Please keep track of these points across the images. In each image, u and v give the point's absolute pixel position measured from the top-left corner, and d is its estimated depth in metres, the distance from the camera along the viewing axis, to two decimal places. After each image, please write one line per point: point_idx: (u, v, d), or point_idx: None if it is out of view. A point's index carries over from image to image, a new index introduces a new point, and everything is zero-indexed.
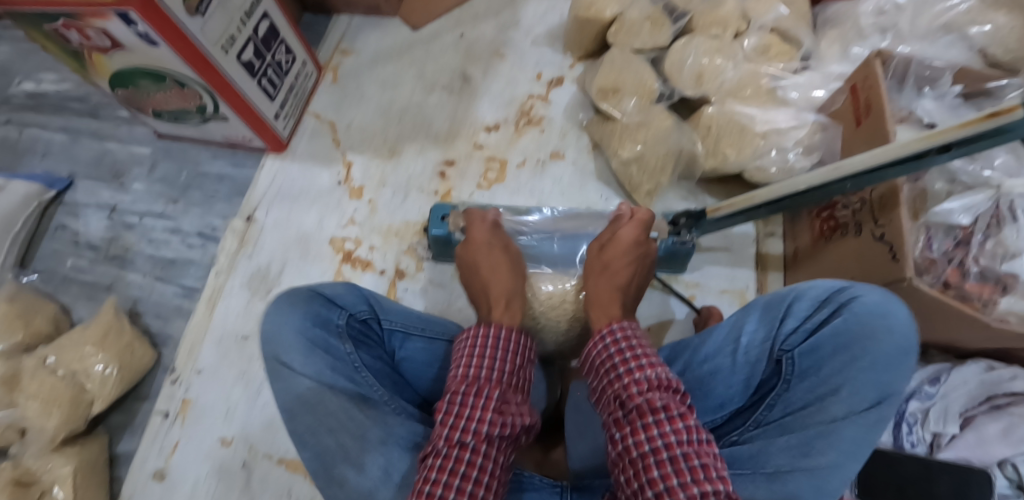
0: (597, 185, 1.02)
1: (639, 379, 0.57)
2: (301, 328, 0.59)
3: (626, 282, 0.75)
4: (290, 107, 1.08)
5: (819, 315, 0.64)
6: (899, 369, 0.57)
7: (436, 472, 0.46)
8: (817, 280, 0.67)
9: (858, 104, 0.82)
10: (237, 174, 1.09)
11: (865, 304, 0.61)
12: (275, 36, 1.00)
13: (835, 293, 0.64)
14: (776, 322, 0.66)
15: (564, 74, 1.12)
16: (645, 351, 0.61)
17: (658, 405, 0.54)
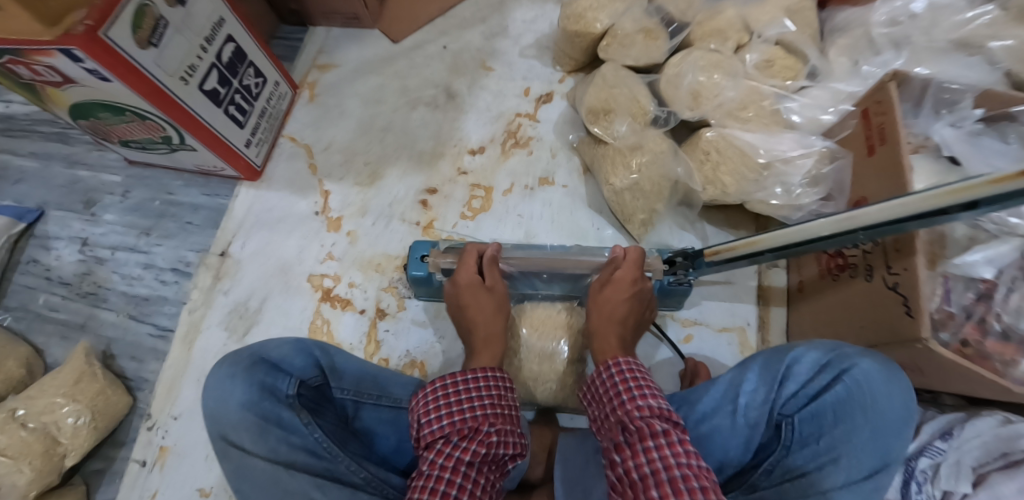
0: (589, 213, 0.96)
1: (641, 406, 0.61)
2: (246, 403, 0.65)
3: (626, 318, 0.77)
4: (263, 132, 1.02)
5: (820, 377, 0.64)
6: (897, 437, 0.58)
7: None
8: (815, 342, 0.68)
9: (871, 131, 0.75)
10: (211, 203, 1.03)
11: (866, 372, 0.61)
12: (242, 59, 0.94)
13: (836, 356, 0.65)
14: (775, 382, 0.66)
15: (553, 90, 1.05)
16: (646, 383, 0.65)
17: (658, 429, 0.57)
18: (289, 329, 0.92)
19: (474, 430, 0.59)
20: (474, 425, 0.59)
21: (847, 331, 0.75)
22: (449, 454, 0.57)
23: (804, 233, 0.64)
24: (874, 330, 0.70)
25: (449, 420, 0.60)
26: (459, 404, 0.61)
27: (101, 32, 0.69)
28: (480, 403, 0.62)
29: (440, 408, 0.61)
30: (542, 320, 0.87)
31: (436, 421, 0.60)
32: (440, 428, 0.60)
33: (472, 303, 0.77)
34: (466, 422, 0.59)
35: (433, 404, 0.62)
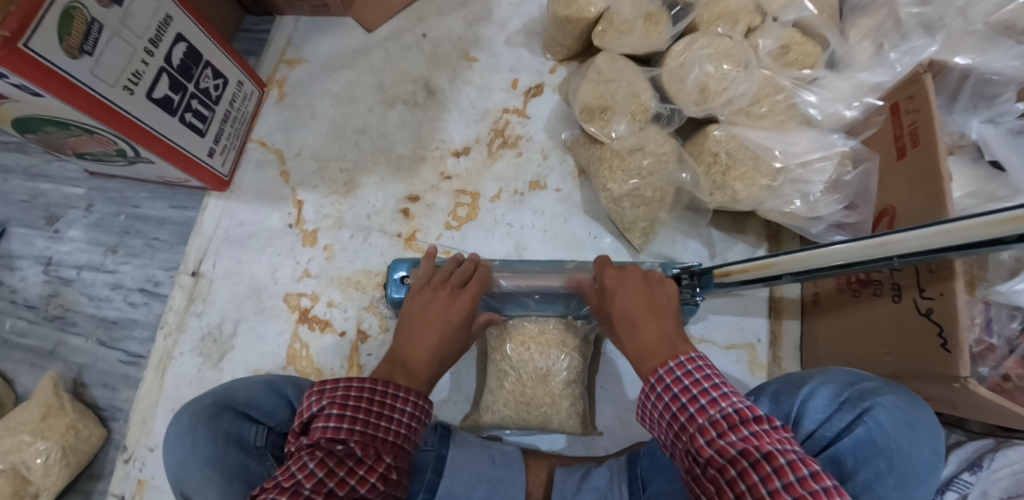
0: (584, 220, 0.89)
1: (706, 425, 0.46)
2: (213, 460, 0.60)
3: (631, 313, 0.57)
4: (228, 138, 0.93)
5: (838, 417, 0.54)
6: (925, 486, 0.50)
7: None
8: (834, 372, 0.58)
9: (900, 131, 0.68)
10: (179, 217, 0.95)
11: (889, 413, 0.52)
12: (195, 59, 0.85)
13: (858, 389, 0.55)
14: (788, 420, 0.56)
15: (544, 81, 0.97)
16: (710, 379, 0.48)
17: (737, 453, 0.43)
18: (267, 354, 0.85)
19: (384, 450, 0.52)
20: (381, 447, 0.52)
21: (868, 355, 0.68)
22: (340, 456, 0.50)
23: (828, 258, 0.56)
24: (902, 359, 0.63)
25: (360, 431, 0.52)
26: (381, 415, 0.53)
27: (20, 44, 0.59)
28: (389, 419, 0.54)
29: (357, 412, 0.53)
30: (534, 338, 0.76)
31: (350, 428, 0.52)
32: (350, 433, 0.51)
33: (407, 311, 0.66)
34: (373, 440, 0.52)
35: (348, 404, 0.53)
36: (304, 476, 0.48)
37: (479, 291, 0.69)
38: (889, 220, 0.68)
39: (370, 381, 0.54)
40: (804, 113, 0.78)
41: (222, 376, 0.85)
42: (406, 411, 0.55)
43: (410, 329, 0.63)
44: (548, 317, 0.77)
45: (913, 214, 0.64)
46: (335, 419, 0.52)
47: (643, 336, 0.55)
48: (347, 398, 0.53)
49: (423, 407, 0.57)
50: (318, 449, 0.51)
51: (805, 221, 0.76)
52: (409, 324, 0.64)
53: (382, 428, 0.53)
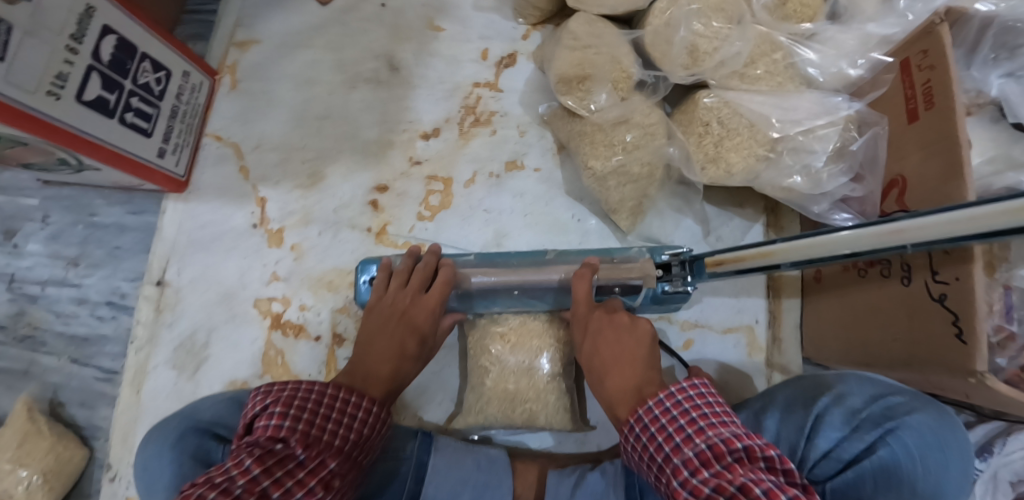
0: (567, 201, 0.82)
1: (678, 465, 0.47)
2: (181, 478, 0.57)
3: (601, 362, 0.60)
4: (179, 135, 0.86)
5: (857, 436, 0.54)
6: None
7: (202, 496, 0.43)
8: (856, 380, 0.58)
9: (912, 92, 0.61)
10: (139, 223, 0.89)
11: (915, 433, 0.52)
12: (129, 52, 0.77)
13: (883, 404, 0.55)
14: (802, 436, 0.56)
15: (517, 49, 0.89)
16: (685, 414, 0.50)
17: (710, 489, 0.43)
18: (242, 362, 0.81)
19: (328, 455, 0.51)
20: (325, 450, 0.51)
21: (874, 340, 0.64)
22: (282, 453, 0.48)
23: (831, 248, 0.50)
24: (911, 347, 0.59)
25: (302, 431, 0.50)
26: (330, 419, 0.53)
27: None
28: (335, 427, 0.53)
29: (304, 411, 0.52)
30: (516, 333, 0.69)
31: (296, 427, 0.50)
32: (297, 432, 0.50)
33: (371, 320, 0.68)
34: (314, 442, 0.50)
35: (293, 403, 0.52)
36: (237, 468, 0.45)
37: (442, 295, 0.67)
38: (899, 192, 0.62)
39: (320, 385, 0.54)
40: (804, 73, 0.70)
41: (198, 388, 0.81)
42: (357, 417, 0.54)
43: (370, 346, 0.66)
44: (527, 310, 0.70)
45: (925, 186, 0.58)
46: (282, 417, 0.51)
47: (612, 387, 0.58)
48: (296, 398, 0.52)
49: (376, 413, 0.57)
50: (258, 443, 0.49)
51: (808, 194, 0.68)
52: (371, 339, 0.66)
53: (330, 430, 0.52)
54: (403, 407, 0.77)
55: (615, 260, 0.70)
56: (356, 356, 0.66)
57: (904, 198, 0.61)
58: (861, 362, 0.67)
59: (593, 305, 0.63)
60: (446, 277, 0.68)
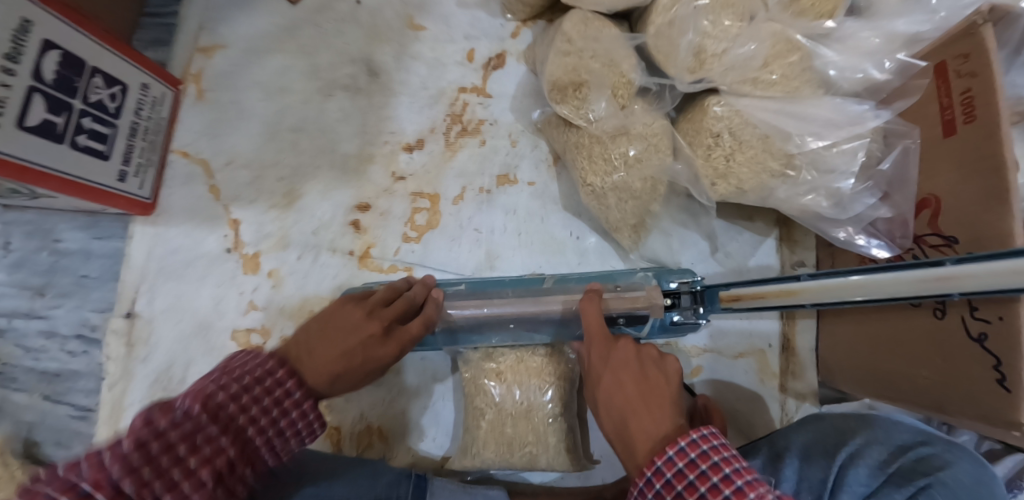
0: (563, 218, 0.76)
1: None
2: None
3: (624, 401, 0.51)
4: (141, 154, 0.79)
5: (886, 492, 0.50)
6: None
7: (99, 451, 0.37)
8: (882, 430, 0.56)
9: (949, 101, 0.55)
10: (106, 249, 0.83)
11: (951, 492, 0.48)
12: (77, 67, 0.69)
13: (911, 456, 0.52)
14: (824, 487, 0.53)
15: (505, 49, 0.82)
16: (718, 471, 0.41)
17: None
18: None
19: (240, 453, 0.45)
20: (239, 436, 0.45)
21: (898, 372, 0.59)
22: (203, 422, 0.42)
23: (862, 291, 0.46)
24: (944, 386, 0.53)
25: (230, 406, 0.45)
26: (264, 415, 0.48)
27: None
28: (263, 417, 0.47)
29: (247, 391, 0.47)
30: (516, 369, 0.65)
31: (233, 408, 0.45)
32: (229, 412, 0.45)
33: (332, 317, 0.60)
34: (234, 424, 0.45)
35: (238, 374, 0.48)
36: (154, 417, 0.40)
37: (412, 333, 0.61)
38: (931, 213, 0.56)
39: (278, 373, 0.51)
40: (820, 73, 0.62)
41: None
42: (288, 415, 0.50)
43: (320, 340, 0.57)
44: (524, 344, 0.65)
45: (961, 208, 0.52)
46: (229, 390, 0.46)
47: (636, 430, 0.49)
48: (241, 371, 0.49)
49: (308, 420, 0.52)
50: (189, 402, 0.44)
51: (832, 218, 0.62)
52: (326, 333, 0.58)
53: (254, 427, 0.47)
54: (398, 442, 0.72)
55: (619, 289, 0.64)
56: (303, 337, 0.58)
57: (938, 220, 0.55)
58: (883, 394, 0.61)
59: (612, 339, 0.56)
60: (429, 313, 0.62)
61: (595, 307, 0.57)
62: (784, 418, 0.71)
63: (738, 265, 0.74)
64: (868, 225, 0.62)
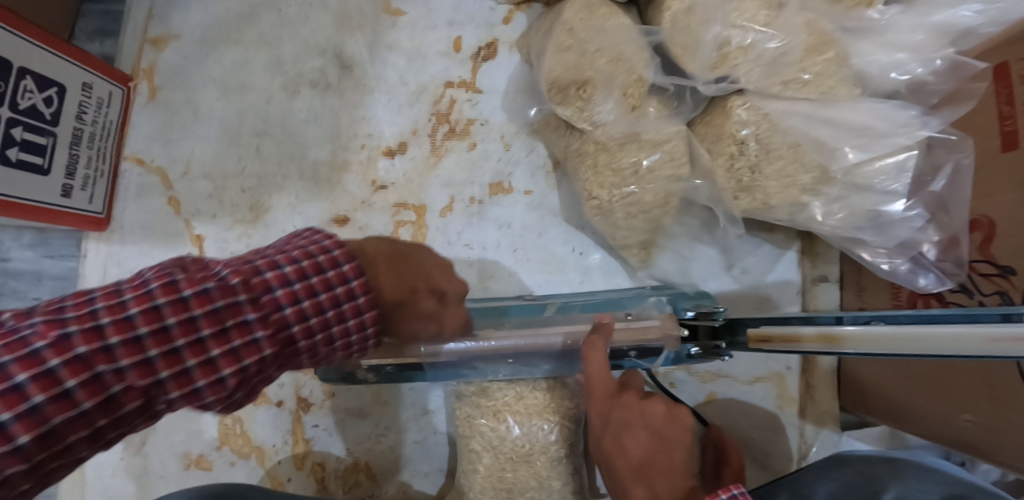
0: (563, 232, 0.69)
1: None
2: None
3: (631, 470, 0.46)
4: (87, 164, 0.71)
5: None
6: None
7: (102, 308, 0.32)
8: (915, 482, 0.45)
9: (1010, 110, 0.47)
10: (57, 269, 0.75)
11: None
12: (2, 69, 0.59)
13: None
14: None
15: (495, 37, 0.72)
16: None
17: None
18: (195, 434, 0.70)
19: (277, 351, 0.38)
20: (275, 332, 0.37)
21: (937, 412, 0.53)
22: (234, 307, 0.35)
23: (915, 346, 0.35)
24: (984, 434, 0.49)
25: (272, 297, 0.37)
26: (320, 313, 0.39)
27: None
28: (312, 316, 0.39)
29: (309, 279, 0.39)
30: (518, 406, 0.58)
31: (281, 297, 0.37)
32: (274, 300, 0.37)
33: (440, 270, 0.47)
34: (272, 317, 0.37)
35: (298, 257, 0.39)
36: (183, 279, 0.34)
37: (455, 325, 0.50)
38: (983, 237, 0.49)
39: (353, 269, 0.41)
40: (858, 71, 0.54)
41: (144, 464, 0.70)
42: (343, 322, 0.41)
43: (403, 271, 0.45)
44: (522, 379, 0.59)
45: (1018, 234, 0.45)
46: (286, 274, 0.38)
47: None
48: (300, 247, 0.40)
49: (365, 336, 0.43)
50: (240, 270, 0.37)
51: (870, 241, 0.56)
52: (417, 275, 0.46)
53: (303, 326, 0.39)
54: (387, 477, 0.67)
55: (630, 318, 0.57)
56: (386, 251, 0.46)
57: (991, 246, 0.48)
58: (914, 432, 0.57)
59: (614, 391, 0.49)
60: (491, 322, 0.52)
61: (600, 356, 0.48)
62: (802, 448, 0.66)
63: (755, 281, 0.67)
64: (915, 253, 0.55)
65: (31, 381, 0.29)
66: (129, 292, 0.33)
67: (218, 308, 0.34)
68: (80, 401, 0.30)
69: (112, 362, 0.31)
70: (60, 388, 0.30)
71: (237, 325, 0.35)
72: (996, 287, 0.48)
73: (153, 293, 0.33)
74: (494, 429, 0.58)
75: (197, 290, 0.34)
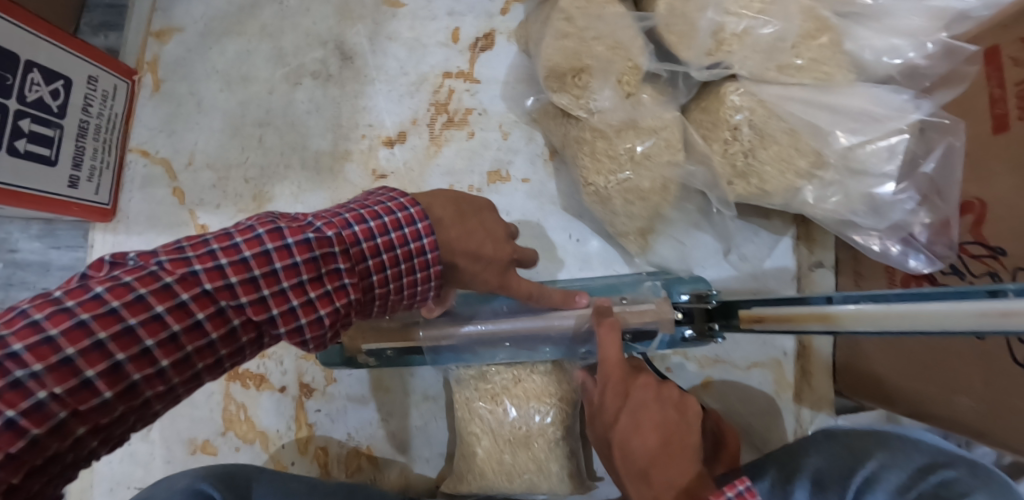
0: (562, 220, 0.70)
1: None
2: None
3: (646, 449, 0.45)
4: (94, 156, 0.72)
5: None
6: None
7: (199, 258, 0.36)
8: (900, 452, 0.47)
9: (1002, 93, 0.48)
10: (64, 259, 0.76)
11: None
12: (9, 63, 0.61)
13: (931, 482, 0.43)
14: None
15: (494, 27, 0.73)
16: None
17: None
18: (200, 420, 0.71)
19: (359, 299, 0.42)
20: (357, 281, 0.41)
21: (932, 395, 0.53)
22: (316, 261, 0.38)
23: (909, 322, 0.35)
24: (985, 413, 0.48)
25: (355, 249, 0.40)
26: (395, 265, 0.42)
27: None
28: (393, 268, 0.42)
29: (384, 236, 0.41)
30: (518, 391, 0.59)
31: (362, 249, 0.41)
32: (358, 252, 0.41)
33: (494, 237, 0.48)
34: (356, 268, 0.41)
35: (378, 214, 0.42)
36: (269, 232, 0.38)
37: (491, 284, 0.49)
38: (974, 219, 0.50)
39: (429, 227, 0.43)
40: (852, 56, 0.55)
41: (151, 449, 0.71)
42: (414, 275, 0.43)
43: (470, 227, 0.47)
44: (520, 364, 0.60)
45: (1009, 216, 0.46)
46: (370, 228, 0.41)
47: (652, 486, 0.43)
48: (376, 203, 0.43)
49: (429, 288, 0.45)
50: (322, 223, 0.40)
51: (864, 224, 0.56)
52: (473, 241, 0.47)
53: (382, 274, 0.42)
54: (388, 462, 0.68)
55: (626, 303, 0.58)
56: (452, 211, 0.48)
57: (981, 227, 0.49)
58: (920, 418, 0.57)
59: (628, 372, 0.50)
60: (557, 297, 0.53)
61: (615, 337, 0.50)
62: (798, 429, 0.67)
63: (753, 268, 0.68)
64: (907, 234, 0.55)
65: (143, 325, 0.33)
66: (216, 243, 0.37)
67: (305, 260, 0.38)
68: (162, 353, 0.35)
69: (210, 308, 0.36)
70: (167, 332, 0.34)
71: (322, 274, 0.39)
72: (987, 268, 0.48)
73: (241, 247, 0.37)
74: (491, 414, 0.59)
75: (280, 244, 0.38)
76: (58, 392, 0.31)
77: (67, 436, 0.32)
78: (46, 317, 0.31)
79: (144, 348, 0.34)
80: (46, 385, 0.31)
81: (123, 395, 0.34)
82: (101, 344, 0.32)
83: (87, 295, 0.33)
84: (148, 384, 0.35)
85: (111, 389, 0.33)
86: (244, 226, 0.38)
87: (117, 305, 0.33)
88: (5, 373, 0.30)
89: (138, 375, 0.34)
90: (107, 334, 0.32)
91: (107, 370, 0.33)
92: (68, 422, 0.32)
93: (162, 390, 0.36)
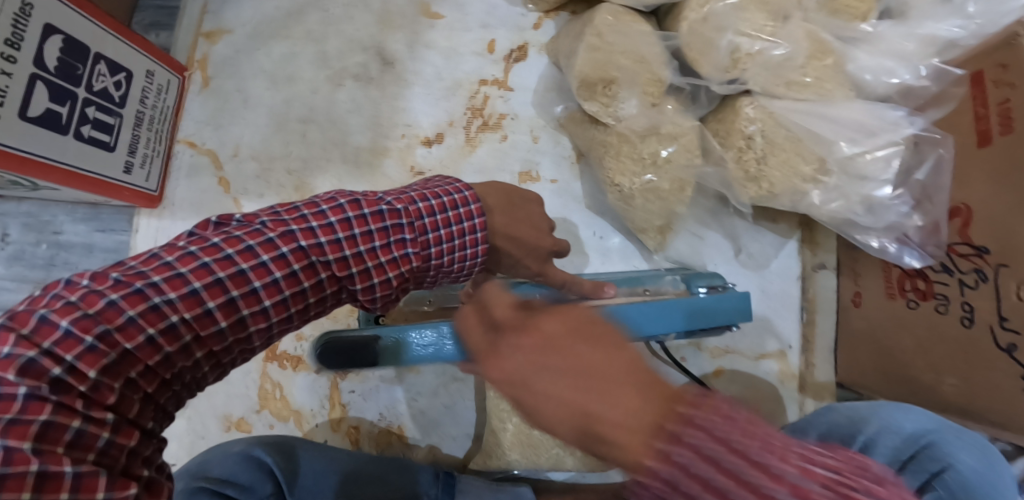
0: (586, 218, 0.75)
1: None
2: None
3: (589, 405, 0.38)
4: (146, 144, 0.76)
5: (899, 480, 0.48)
6: None
7: (293, 218, 0.40)
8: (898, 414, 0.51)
9: (985, 111, 0.54)
10: (108, 242, 0.79)
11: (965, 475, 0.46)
12: (80, 54, 0.65)
13: (920, 442, 0.49)
14: None
15: (526, 40, 0.79)
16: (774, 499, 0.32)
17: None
18: (236, 397, 0.74)
19: (422, 268, 0.46)
20: (422, 251, 0.45)
21: (922, 378, 0.60)
22: (389, 229, 0.43)
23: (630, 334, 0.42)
24: (969, 393, 0.54)
25: (419, 224, 0.44)
26: (450, 241, 0.46)
27: None
28: (451, 243, 0.46)
29: (446, 213, 0.46)
30: None
31: (424, 223, 0.45)
32: (422, 225, 0.44)
33: (536, 228, 0.53)
34: (420, 240, 0.44)
35: (439, 196, 0.46)
36: (350, 202, 0.42)
37: (532, 270, 0.54)
38: (961, 222, 0.56)
39: (479, 208, 0.47)
40: (853, 76, 0.63)
41: (187, 423, 0.74)
42: (464, 251, 0.47)
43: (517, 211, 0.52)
44: None
45: (994, 217, 0.52)
46: (431, 206, 0.45)
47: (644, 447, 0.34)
48: (437, 189, 0.48)
49: (475, 264, 0.48)
50: (393, 199, 0.45)
51: (864, 224, 0.62)
52: (519, 229, 0.52)
53: (440, 247, 0.45)
54: (418, 440, 0.72)
55: (648, 293, 0.65)
56: (503, 200, 0.52)
57: (968, 229, 0.55)
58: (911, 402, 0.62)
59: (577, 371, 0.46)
60: (587, 285, 0.59)
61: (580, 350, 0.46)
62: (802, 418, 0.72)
63: (759, 266, 0.74)
64: (902, 234, 0.61)
65: (252, 269, 0.38)
66: (307, 209, 0.41)
67: (378, 227, 0.42)
68: (266, 295, 0.38)
69: (303, 263, 0.39)
70: (271, 278, 0.38)
71: (391, 242, 0.43)
72: (974, 265, 0.54)
73: (328, 212, 0.41)
74: None
75: (359, 212, 0.42)
76: (185, 318, 0.35)
77: (188, 358, 0.36)
78: (176, 259, 0.36)
79: (250, 289, 0.38)
80: (176, 312, 0.35)
81: (234, 328, 0.38)
82: (218, 281, 0.37)
83: (207, 243, 0.37)
84: (252, 322, 0.39)
85: (226, 321, 0.37)
86: (329, 198, 0.43)
87: (231, 252, 0.37)
88: (144, 299, 0.34)
89: (247, 311, 0.38)
90: (224, 274, 0.37)
91: (224, 303, 0.37)
92: (190, 346, 0.36)
93: (263, 328, 0.39)
